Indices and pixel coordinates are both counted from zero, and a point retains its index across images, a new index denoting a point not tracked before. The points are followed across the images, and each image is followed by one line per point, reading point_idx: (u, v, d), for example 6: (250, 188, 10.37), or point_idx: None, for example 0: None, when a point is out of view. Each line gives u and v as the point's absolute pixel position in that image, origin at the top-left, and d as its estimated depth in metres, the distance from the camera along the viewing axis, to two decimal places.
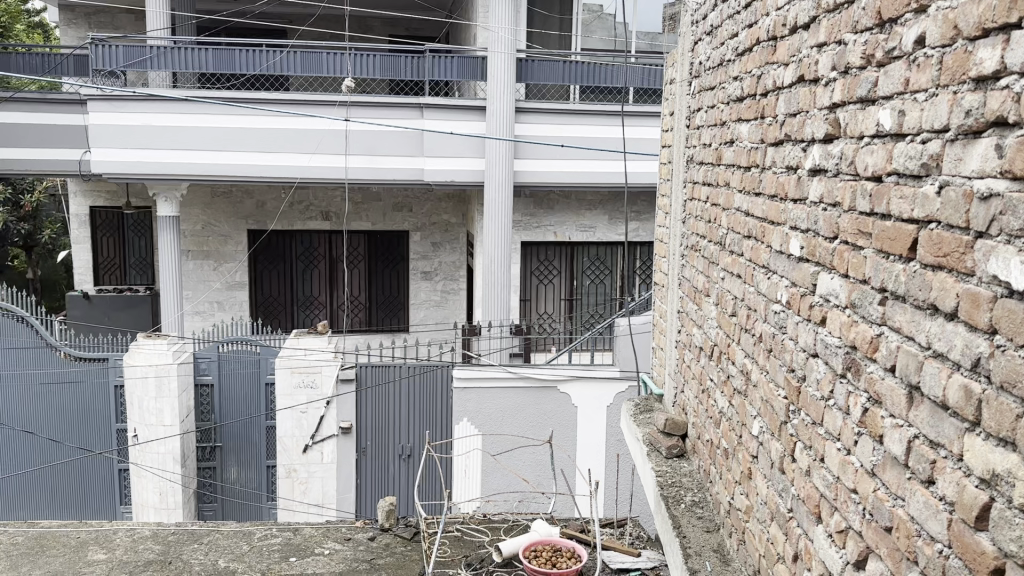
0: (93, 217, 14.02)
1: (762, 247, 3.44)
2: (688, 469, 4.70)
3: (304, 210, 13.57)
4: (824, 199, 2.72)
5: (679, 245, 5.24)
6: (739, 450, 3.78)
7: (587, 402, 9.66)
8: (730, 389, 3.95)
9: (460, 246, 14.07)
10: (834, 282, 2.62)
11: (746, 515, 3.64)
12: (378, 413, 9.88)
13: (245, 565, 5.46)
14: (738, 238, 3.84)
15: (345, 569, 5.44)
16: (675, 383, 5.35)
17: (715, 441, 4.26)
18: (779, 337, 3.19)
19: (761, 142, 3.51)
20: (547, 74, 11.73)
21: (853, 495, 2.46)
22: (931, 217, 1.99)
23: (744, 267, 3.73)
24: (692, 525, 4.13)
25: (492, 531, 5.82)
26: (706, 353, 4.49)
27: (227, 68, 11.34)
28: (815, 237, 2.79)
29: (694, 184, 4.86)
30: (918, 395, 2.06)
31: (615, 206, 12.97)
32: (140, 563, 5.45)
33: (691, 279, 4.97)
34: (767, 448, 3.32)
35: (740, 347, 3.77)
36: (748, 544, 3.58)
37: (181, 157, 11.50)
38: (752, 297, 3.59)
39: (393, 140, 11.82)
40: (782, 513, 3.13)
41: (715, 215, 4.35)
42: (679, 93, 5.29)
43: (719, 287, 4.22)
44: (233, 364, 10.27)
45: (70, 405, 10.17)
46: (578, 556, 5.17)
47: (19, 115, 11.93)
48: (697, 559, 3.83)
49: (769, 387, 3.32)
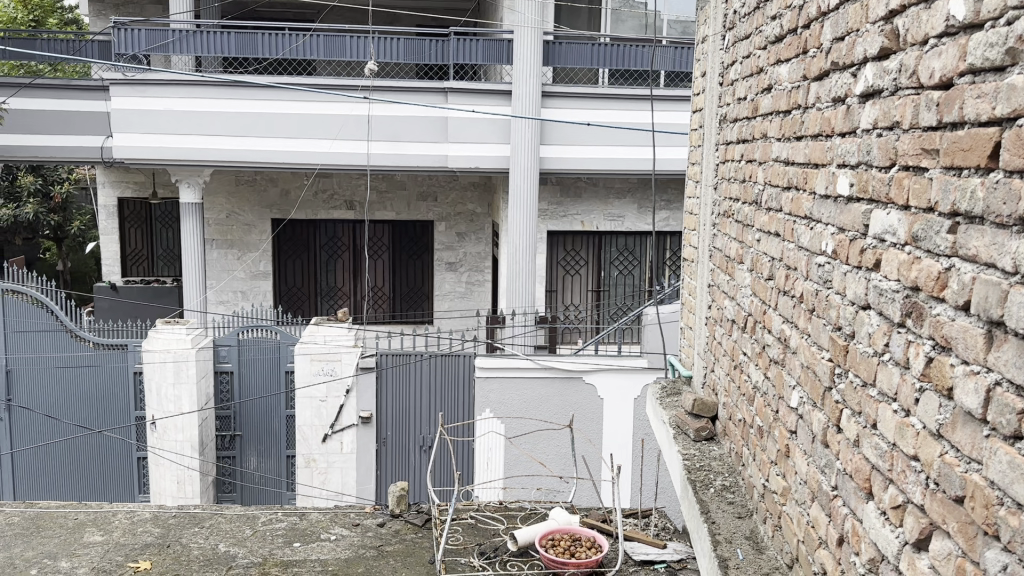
0: (121, 209, 13.88)
1: (803, 195, 3.07)
2: (718, 453, 4.33)
3: (328, 199, 13.28)
4: (879, 123, 2.36)
5: (710, 214, 4.86)
6: (776, 427, 3.40)
7: (613, 394, 9.27)
8: (766, 360, 3.58)
9: (485, 236, 13.72)
10: (890, 217, 2.25)
11: (783, 499, 3.26)
12: (398, 402, 9.53)
13: (246, 550, 5.18)
14: (776, 192, 3.46)
15: (352, 556, 5.15)
16: (705, 363, 4.98)
17: (748, 420, 3.88)
18: (822, 293, 2.81)
19: (803, 79, 3.15)
20: (575, 57, 11.35)
21: (912, 462, 2.09)
22: (1019, 112, 1.63)
23: (782, 223, 3.35)
24: (721, 511, 3.76)
25: (509, 519, 5.48)
26: (740, 325, 4.11)
27: (250, 52, 11.12)
28: (867, 171, 2.43)
29: (727, 145, 4.49)
30: (1000, 333, 1.70)
31: (644, 194, 12.55)
32: (138, 546, 5.19)
33: (723, 248, 4.59)
34: (808, 419, 2.95)
35: (778, 312, 3.39)
36: (785, 530, 3.21)
37: (201, 141, 11.30)
38: (792, 255, 3.21)
39: (418, 124, 11.52)
40: (825, 492, 2.76)
41: (749, 173, 3.98)
42: (710, 49, 4.92)
43: (754, 250, 3.84)
44: (253, 350, 10.00)
45: (87, 389, 9.99)
46: (598, 546, 4.84)
47: (42, 100, 11.82)
48: (727, 547, 3.45)
49: (810, 351, 2.94)
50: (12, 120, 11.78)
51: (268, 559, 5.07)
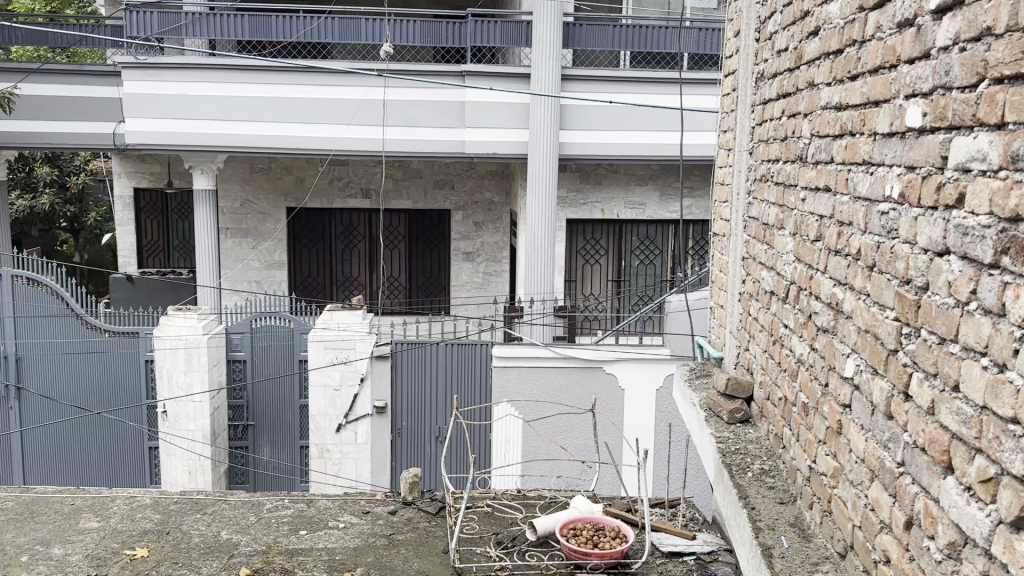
0: (137, 200, 13.62)
1: (861, 139, 2.74)
2: (755, 436, 4.00)
3: (343, 187, 13.00)
4: (961, 36, 2.04)
5: (745, 181, 4.52)
6: (825, 402, 3.07)
7: (635, 384, 8.94)
8: (813, 330, 3.25)
9: (503, 226, 13.36)
10: (978, 142, 1.93)
11: (833, 481, 2.94)
12: (413, 390, 9.23)
13: (250, 538, 4.90)
14: (826, 142, 3.13)
15: (361, 545, 4.86)
16: (737, 343, 4.65)
17: (790, 398, 3.54)
18: (885, 245, 2.48)
19: (859, 11, 2.82)
20: (596, 40, 10.96)
21: (1008, 426, 1.77)
22: None
23: (834, 176, 3.02)
24: (761, 496, 3.43)
25: (528, 508, 5.18)
26: (779, 296, 3.78)
27: (264, 36, 10.82)
28: (945, 95, 2.12)
29: (766, 103, 4.16)
30: None
31: (667, 181, 12.18)
32: (135, 533, 4.92)
33: (759, 217, 4.25)
34: (867, 389, 2.62)
35: (829, 276, 3.05)
36: (836, 515, 2.88)
37: (213, 126, 11.02)
38: (845, 209, 2.88)
39: (435, 109, 11.19)
40: (888, 469, 2.43)
41: (792, 128, 3.65)
42: (746, 5, 4.59)
43: (798, 213, 3.51)
44: (266, 338, 9.74)
45: (98, 375, 9.79)
46: (624, 536, 4.52)
47: (54, 86, 11.58)
48: (770, 534, 3.12)
49: (869, 313, 2.61)
50: (24, 106, 11.56)
51: (272, 548, 4.79)
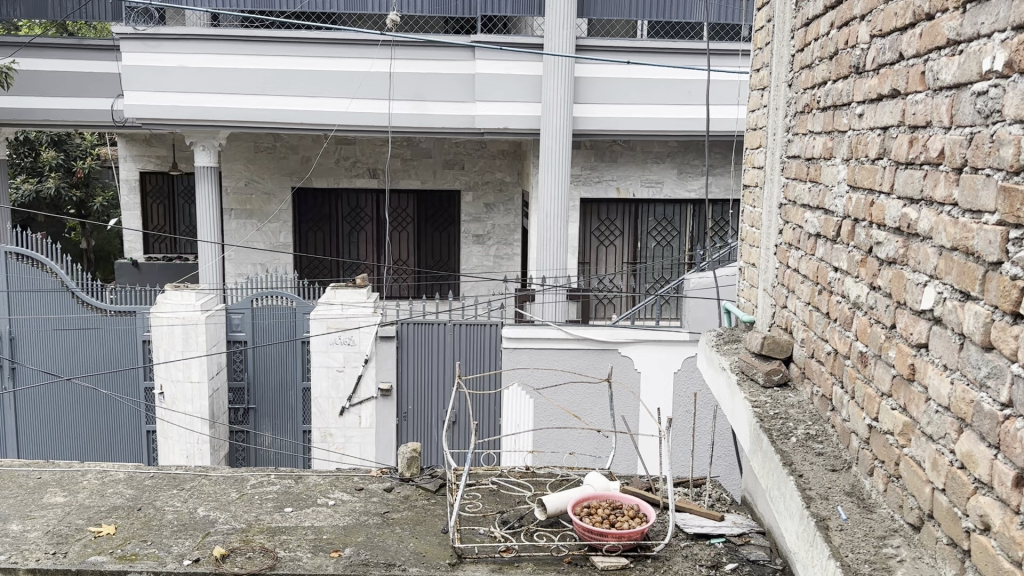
0: (143, 183, 13.16)
1: (944, 17, 2.24)
2: (796, 401, 3.50)
3: (350, 166, 12.50)
4: None
5: (784, 118, 4.00)
6: (891, 347, 2.57)
7: (652, 366, 8.46)
8: (873, 268, 2.76)
9: (515, 207, 12.83)
10: None
11: (902, 439, 2.44)
12: (418, 373, 8.76)
13: (228, 515, 4.44)
14: (891, 40, 2.64)
15: (353, 523, 4.40)
16: (773, 302, 4.13)
17: (843, 352, 3.03)
18: (983, 134, 1.99)
19: None
20: (612, 9, 10.36)
21: None
22: None
23: (904, 73, 2.52)
24: (809, 463, 2.92)
25: (537, 486, 4.69)
26: (827, 236, 3.27)
27: (267, 6, 10.20)
28: None
29: (809, 21, 3.66)
30: None
31: (685, 158, 11.65)
32: (103, 509, 4.48)
33: (801, 153, 3.74)
34: (953, 319, 2.13)
35: (896, 196, 2.55)
36: (908, 480, 2.39)
37: (213, 100, 10.45)
38: (920, 108, 2.38)
39: (445, 82, 10.60)
40: (988, 412, 1.93)
41: (844, 38, 3.14)
42: None
43: (853, 133, 3.00)
44: (266, 317, 9.24)
45: (92, 351, 9.36)
46: (643, 516, 4.03)
47: (51, 61, 10.99)
48: (824, 504, 2.62)
49: (957, 226, 2.12)
50: (21, 82, 10.98)
51: (253, 526, 4.33)
